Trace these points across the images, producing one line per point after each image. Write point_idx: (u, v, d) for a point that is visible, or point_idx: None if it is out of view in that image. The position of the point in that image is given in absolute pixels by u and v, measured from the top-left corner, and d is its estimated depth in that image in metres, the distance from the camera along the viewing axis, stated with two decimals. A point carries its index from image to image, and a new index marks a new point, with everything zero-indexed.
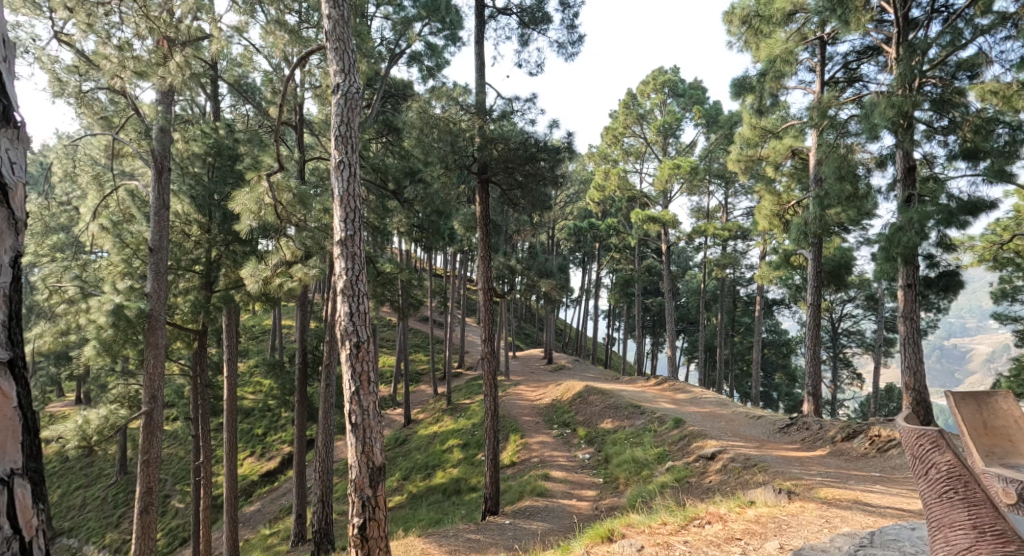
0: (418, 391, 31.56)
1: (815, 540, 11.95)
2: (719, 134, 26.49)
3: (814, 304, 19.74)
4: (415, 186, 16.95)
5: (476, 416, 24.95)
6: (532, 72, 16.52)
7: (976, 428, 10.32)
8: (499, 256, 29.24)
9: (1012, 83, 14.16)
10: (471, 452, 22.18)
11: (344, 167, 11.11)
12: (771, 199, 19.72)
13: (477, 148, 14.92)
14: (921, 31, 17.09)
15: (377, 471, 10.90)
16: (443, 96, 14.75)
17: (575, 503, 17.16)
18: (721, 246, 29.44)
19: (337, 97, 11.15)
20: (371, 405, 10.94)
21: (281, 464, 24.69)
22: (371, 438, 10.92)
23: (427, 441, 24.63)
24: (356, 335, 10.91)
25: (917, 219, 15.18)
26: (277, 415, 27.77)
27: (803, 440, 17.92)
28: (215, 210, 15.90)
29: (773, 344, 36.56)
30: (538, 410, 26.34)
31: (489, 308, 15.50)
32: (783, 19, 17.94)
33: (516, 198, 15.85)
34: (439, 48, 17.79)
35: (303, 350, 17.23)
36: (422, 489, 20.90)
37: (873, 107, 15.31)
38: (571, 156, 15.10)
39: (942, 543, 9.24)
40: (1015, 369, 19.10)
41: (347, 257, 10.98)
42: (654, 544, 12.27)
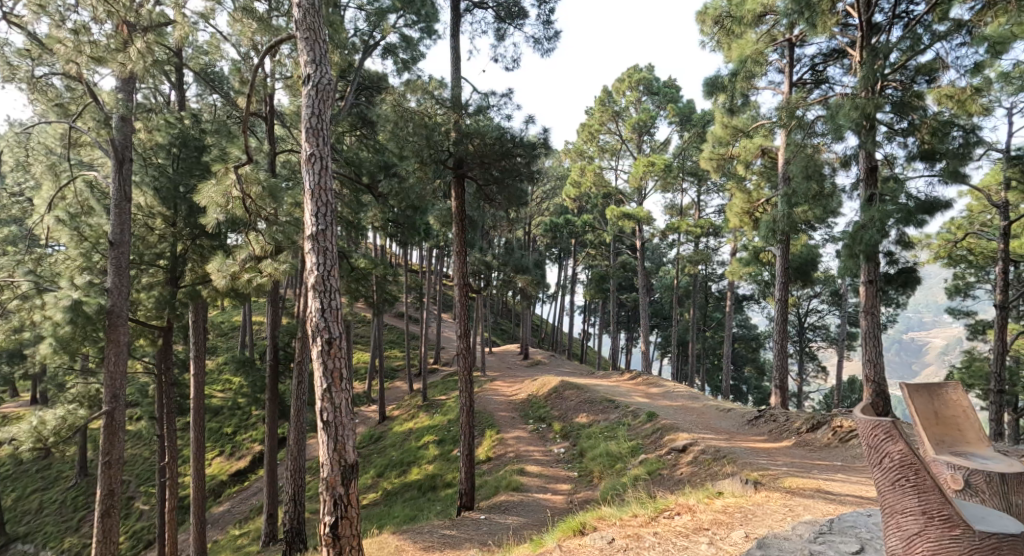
0: (394, 387, 31.81)
1: (779, 528, 12.43)
2: (692, 133, 27.08)
3: (782, 300, 20.22)
4: (390, 181, 17.13)
5: (452, 412, 25.25)
6: (508, 68, 16.51)
7: (928, 418, 10.70)
8: (475, 252, 29.62)
9: (967, 87, 14.62)
10: (445, 448, 22.48)
11: (316, 161, 11.34)
12: (741, 197, 20.25)
13: (453, 142, 15.16)
14: (884, 35, 17.64)
15: (350, 469, 11.15)
16: (419, 90, 15.03)
17: (550, 497, 17.52)
18: (693, 242, 29.94)
19: (309, 89, 11.37)
20: (343, 403, 11.20)
21: (252, 462, 24.85)
22: (344, 435, 11.19)
23: (403, 438, 24.90)
24: (328, 331, 11.16)
25: (878, 218, 15.83)
26: (247, 413, 27.94)
27: (770, 432, 18.43)
28: (181, 203, 16.01)
29: (743, 339, 37.33)
30: (514, 405, 26.69)
31: (465, 303, 15.75)
32: (753, 19, 18.41)
33: (492, 193, 16.20)
34: (414, 41, 18.02)
35: (275, 347, 17.41)
36: (397, 486, 21.17)
37: (838, 109, 15.83)
38: (546, 152, 15.44)
39: (894, 528, 9.68)
40: (966, 361, 19.80)
41: (320, 253, 11.23)
42: (625, 536, 12.66)
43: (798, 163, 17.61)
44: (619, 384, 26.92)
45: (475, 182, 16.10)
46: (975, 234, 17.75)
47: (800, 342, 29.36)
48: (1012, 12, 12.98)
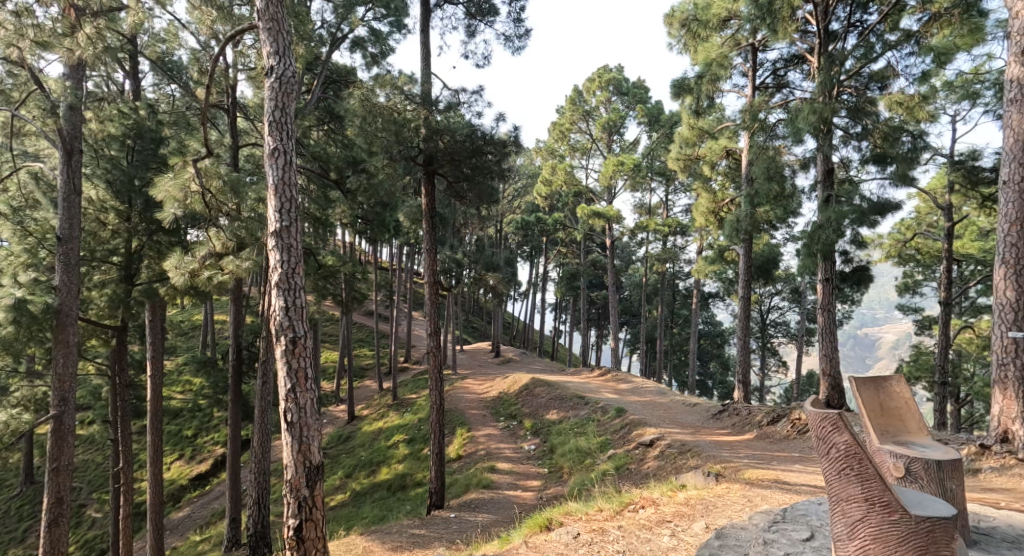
0: (363, 387, 32.11)
1: (737, 518, 13.00)
2: (660, 133, 27.78)
3: (744, 296, 20.94)
4: (358, 177, 17.23)
5: (421, 411, 25.67)
6: (478, 64, 16.96)
7: (874, 410, 11.38)
8: (445, 250, 29.94)
9: (916, 94, 15.35)
10: (415, 447, 22.89)
11: (279, 155, 11.68)
12: (706, 197, 20.90)
13: (422, 139, 15.56)
14: (840, 42, 18.42)
15: (315, 470, 11.52)
16: (388, 85, 15.34)
17: (519, 494, 18.01)
18: (661, 241, 30.66)
19: (272, 81, 11.67)
20: (308, 404, 11.55)
21: (213, 466, 25.03)
22: (309, 437, 11.54)
23: (371, 438, 25.26)
24: (293, 330, 11.52)
25: (835, 219, 16.54)
26: (208, 415, 28.11)
27: (732, 425, 19.17)
28: (136, 198, 16.29)
29: (708, 336, 38.33)
30: (485, 402, 27.26)
31: (435, 301, 16.15)
32: (718, 23, 19.23)
33: (462, 191, 16.68)
34: (383, 35, 18.41)
35: (238, 347, 17.62)
36: (366, 486, 21.54)
37: (798, 113, 16.55)
38: (516, 150, 15.99)
39: (840, 515, 10.05)
40: (915, 356, 20.71)
41: (283, 250, 11.57)
42: (591, 530, 13.21)
43: (761, 165, 18.38)
44: (588, 382, 27.46)
45: (445, 178, 16.45)
46: (923, 234, 18.60)
47: (762, 339, 30.21)
48: (955, 24, 13.40)
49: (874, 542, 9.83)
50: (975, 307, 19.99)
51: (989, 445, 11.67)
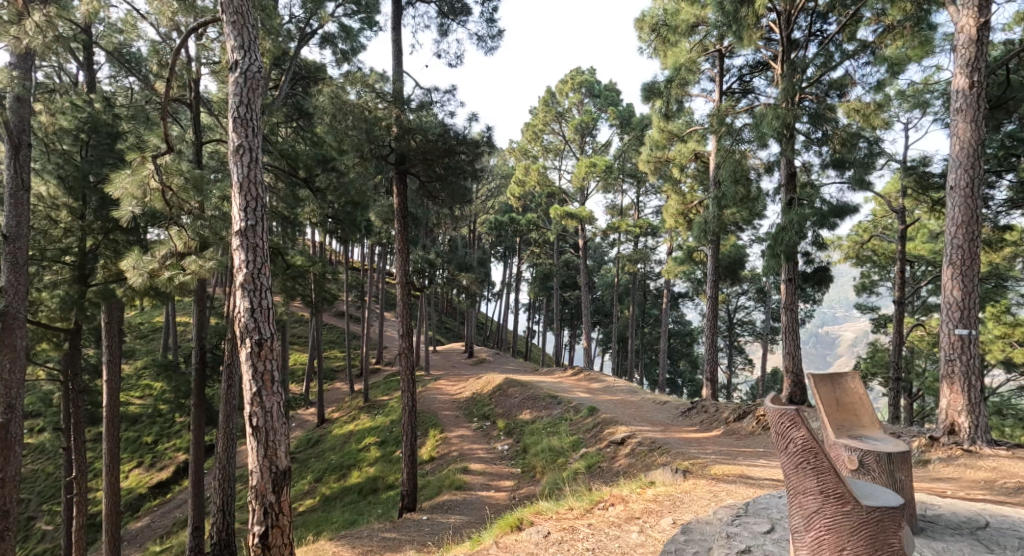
0: (333, 389, 32.33)
1: (703, 513, 13.51)
2: (632, 135, 28.39)
3: (712, 297, 21.37)
4: (328, 175, 17.55)
5: (393, 413, 26.02)
6: (452, 63, 17.26)
7: (830, 404, 11.90)
8: (418, 250, 30.18)
9: (872, 102, 15.96)
10: (387, 450, 23.24)
11: (244, 152, 11.64)
12: (676, 199, 21.47)
13: (394, 137, 15.83)
14: (802, 50, 19.10)
15: (281, 475, 11.53)
16: (358, 82, 15.52)
17: (491, 494, 18.45)
18: (633, 242, 31.28)
19: (236, 76, 11.66)
20: (274, 406, 11.58)
21: (174, 473, 24.84)
22: (275, 441, 11.57)
23: (342, 441, 25.52)
24: (259, 332, 11.55)
25: (796, 221, 17.13)
26: (169, 420, 27.94)
27: (700, 423, 19.75)
28: (91, 195, 16.38)
29: (678, 335, 39.15)
30: (458, 403, 27.64)
31: (406, 301, 16.50)
32: (687, 29, 19.60)
33: (435, 191, 17.04)
34: (353, 32, 18.72)
35: (201, 350, 17.27)
36: (336, 490, 21.77)
37: (762, 118, 17.06)
38: (489, 150, 16.44)
39: (797, 507, 10.21)
40: (872, 354, 21.52)
41: (249, 249, 11.58)
42: (560, 529, 13.60)
43: (728, 168, 18.91)
44: (561, 382, 27.86)
45: (418, 178, 16.83)
46: (879, 236, 19.40)
47: (729, 338, 31.00)
48: (907, 36, 13.90)
49: (828, 533, 9.99)
50: (926, 306, 20.85)
51: (937, 436, 12.31)
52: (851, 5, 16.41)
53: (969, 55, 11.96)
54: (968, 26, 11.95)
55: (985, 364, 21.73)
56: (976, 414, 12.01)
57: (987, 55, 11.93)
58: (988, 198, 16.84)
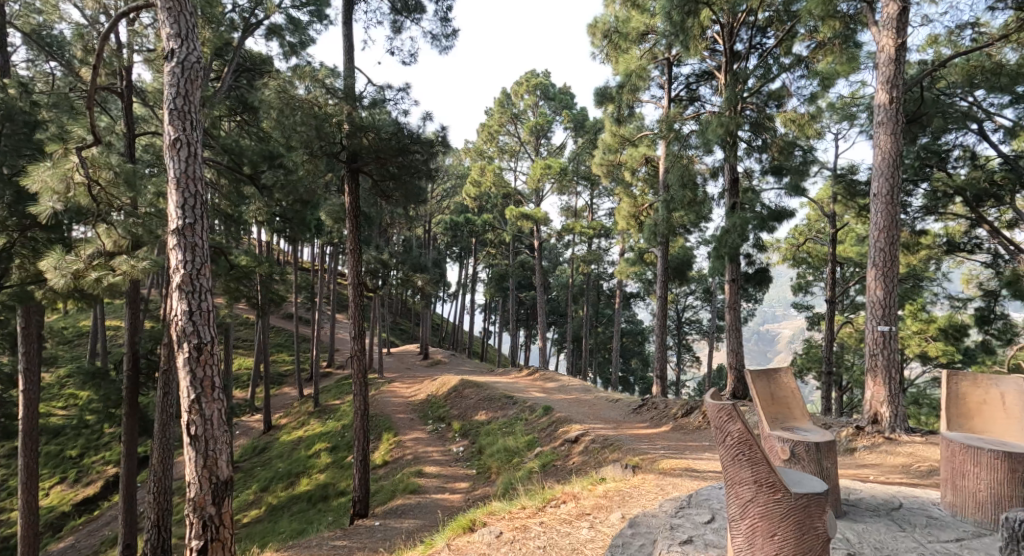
0: (280, 395, 32.41)
1: (650, 506, 13.78)
2: (586, 138, 29.24)
3: (662, 296, 22.21)
4: (274, 171, 17.79)
5: (345, 418, 26.41)
6: (405, 61, 17.08)
7: (765, 399, 12.65)
8: (371, 250, 30.40)
9: (805, 113, 16.91)
10: (337, 456, 23.58)
11: (182, 146, 11.53)
12: (628, 202, 22.22)
13: (345, 135, 16.07)
14: (744, 62, 20.08)
15: (222, 486, 11.43)
16: (307, 77, 15.72)
17: (448, 496, 18.95)
18: (586, 243, 32.15)
19: (173, 65, 11.54)
20: (214, 413, 11.47)
21: (102, 488, 23.54)
22: (215, 451, 11.44)
23: (290, 447, 25.73)
24: (198, 336, 11.43)
25: (739, 224, 18.09)
26: (97, 431, 26.88)
27: (651, 419, 20.59)
28: (7, 189, 15.33)
29: (630, 333, 40.28)
30: (412, 406, 28.10)
31: (359, 302, 16.99)
32: (638, 37, 20.52)
33: (390, 190, 17.48)
34: (301, 26, 19.03)
35: (133, 355, 16.60)
36: (283, 500, 21.86)
37: (707, 125, 17.89)
38: (444, 150, 16.85)
39: (733, 498, 10.28)
40: (807, 351, 22.72)
41: (187, 249, 11.45)
42: (513, 528, 13.57)
43: (676, 172, 19.80)
44: (516, 381, 28.60)
45: (371, 177, 17.29)
46: (812, 239, 20.50)
47: (678, 336, 32.09)
48: (837, 53, 14.84)
49: (762, 521, 10.09)
50: (854, 304, 22.06)
51: (863, 426, 13.29)
52: (788, 20, 17.71)
53: (889, 72, 12.93)
54: (887, 46, 12.93)
55: (905, 356, 23.11)
56: (896, 405, 13.03)
57: (903, 73, 12.94)
58: (905, 205, 18.15)
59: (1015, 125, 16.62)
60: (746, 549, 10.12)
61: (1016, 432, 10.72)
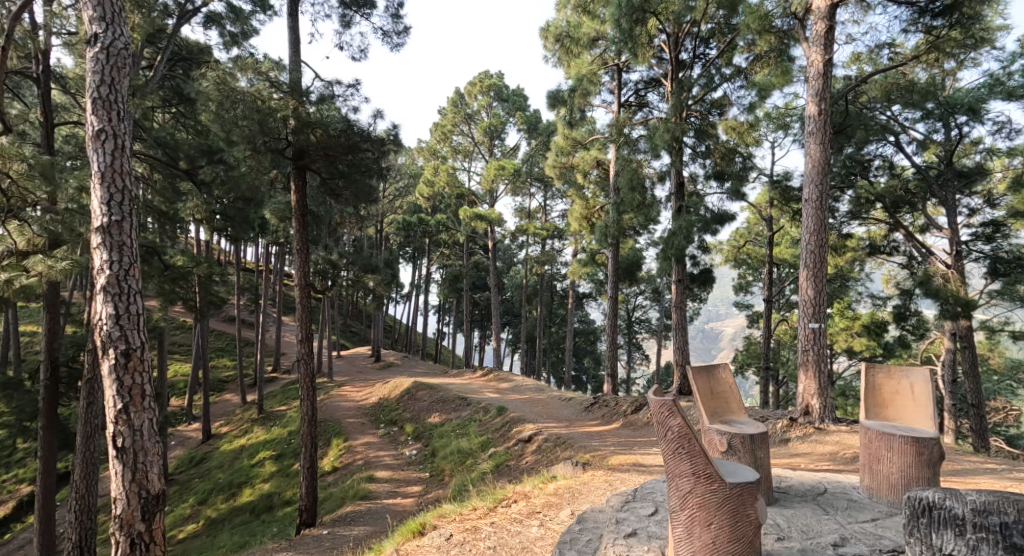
0: (222, 401, 32.18)
1: (599, 502, 14.43)
2: (539, 140, 29.88)
3: (613, 297, 22.85)
4: (213, 168, 17.98)
5: (291, 424, 26.59)
6: (356, 57, 17.29)
7: (706, 393, 13.36)
8: (320, 250, 30.49)
9: (745, 122, 17.85)
10: (282, 465, 23.59)
11: (106, 137, 11.67)
12: (580, 203, 22.91)
13: (292, 131, 15.76)
14: (689, 70, 20.91)
15: (153, 500, 11.60)
16: (250, 69, 15.30)
17: (399, 502, 19.10)
18: (540, 244, 32.78)
19: (96, 50, 11.67)
20: (143, 423, 11.63)
21: (15, 510, 22.90)
22: (146, 466, 11.62)
23: (231, 458, 25.62)
24: (126, 341, 11.59)
25: (685, 227, 18.85)
26: (14, 446, 26.11)
27: (602, 416, 21.30)
28: None
29: (582, 334, 41.10)
30: (365, 410, 28.32)
31: (307, 304, 17.25)
32: (588, 42, 21.18)
33: (339, 188, 17.26)
34: (244, 15, 19.03)
35: (51, 365, 16.31)
36: (223, 513, 21.65)
37: (655, 131, 18.56)
38: (395, 148, 16.69)
39: (675, 491, 10.79)
40: (748, 350, 23.66)
41: (113, 248, 11.62)
42: (462, 530, 14.00)
43: (626, 175, 20.47)
44: (470, 382, 29.09)
45: (319, 175, 16.92)
46: (752, 242, 21.47)
47: (628, 335, 32.88)
48: (773, 66, 15.66)
49: (699, 511, 10.63)
50: (790, 304, 23.05)
51: (795, 417, 14.17)
52: (729, 33, 18.74)
53: (818, 86, 13.79)
54: (817, 61, 13.79)
55: (833, 351, 24.24)
56: (825, 397, 13.95)
57: (831, 87, 13.80)
58: (834, 211, 19.23)
59: (927, 139, 17.72)
60: (684, 539, 10.61)
61: (925, 419, 11.58)
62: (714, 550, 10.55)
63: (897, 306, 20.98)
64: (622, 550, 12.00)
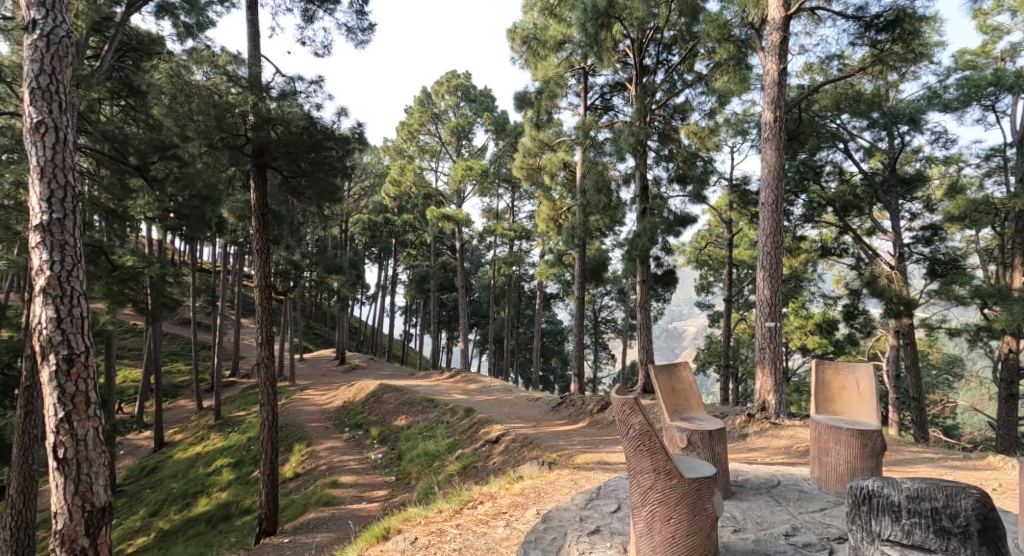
0: (175, 408, 31.90)
1: (564, 501, 14.81)
2: (507, 141, 30.23)
3: (580, 297, 23.21)
4: (166, 164, 17.67)
5: (249, 431, 26.61)
6: (317, 51, 16.71)
7: (667, 391, 13.83)
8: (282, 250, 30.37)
9: (706, 127, 18.38)
10: (240, 472, 23.56)
11: (45, 130, 11.76)
12: (548, 205, 23.28)
13: (251, 127, 15.83)
14: (653, 74, 21.41)
15: (97, 513, 11.71)
16: (205, 62, 15.33)
17: (364, 506, 19.22)
18: (508, 245, 33.13)
19: (35, 37, 11.77)
20: (86, 433, 11.73)
21: None
22: (90, 478, 11.72)
23: (184, 467, 25.48)
24: (68, 346, 11.68)
25: (649, 228, 19.29)
26: None
27: (569, 415, 21.73)
28: None
29: (550, 334, 41.56)
30: (330, 414, 28.39)
31: (267, 306, 17.40)
32: (555, 45, 21.54)
33: (302, 188, 17.28)
34: (200, 7, 18.99)
35: None
36: (176, 524, 21.49)
37: (619, 135, 18.98)
38: (359, 146, 16.75)
39: (637, 488, 11.11)
40: (709, 348, 24.29)
41: (54, 248, 11.70)
42: (427, 533, 14.28)
43: (592, 178, 20.91)
44: (438, 383, 29.35)
45: (280, 173, 16.92)
46: (713, 244, 22.08)
47: (595, 334, 33.31)
48: (732, 73, 16.22)
49: (660, 506, 10.95)
50: (748, 303, 23.66)
51: (753, 413, 14.74)
52: (691, 40, 19.33)
53: (773, 94, 14.32)
54: (772, 71, 14.35)
55: (788, 349, 24.97)
56: (781, 392, 14.54)
57: (785, 95, 14.36)
58: (789, 214, 19.88)
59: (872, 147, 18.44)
60: (645, 533, 10.95)
61: (868, 412, 12.15)
62: (674, 544, 10.89)
63: (846, 306, 21.62)
64: (585, 547, 12.34)
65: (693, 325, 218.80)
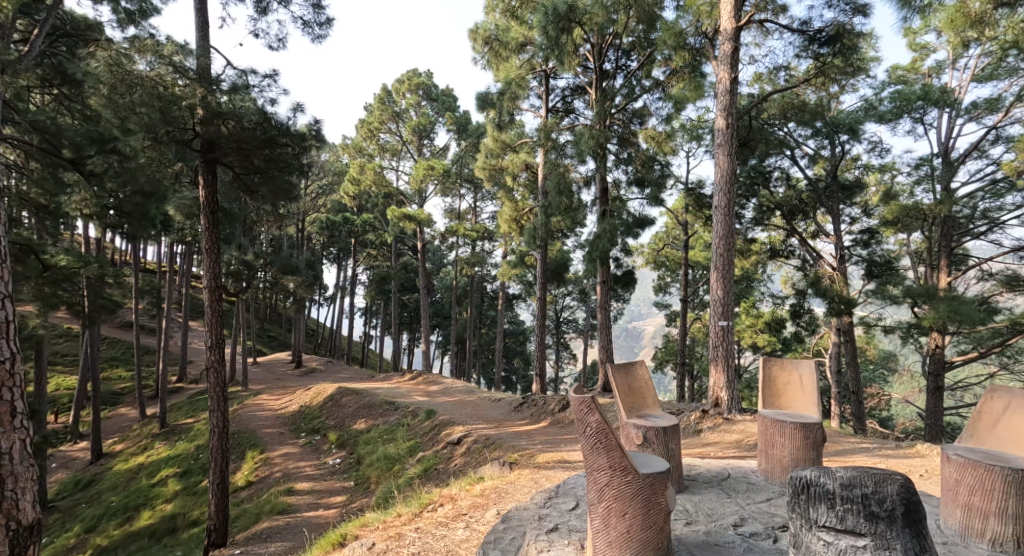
0: (115, 417, 31.53)
1: (523, 502, 15.19)
2: (469, 141, 30.54)
3: (541, 297, 23.60)
4: (105, 158, 17.71)
5: (196, 439, 26.54)
6: (272, 45, 17.03)
7: (624, 390, 14.27)
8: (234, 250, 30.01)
9: (663, 132, 18.91)
10: (188, 483, 23.42)
11: None
12: (509, 206, 23.61)
13: (201, 121, 15.77)
14: (612, 78, 21.91)
15: (23, 532, 11.73)
16: (148, 51, 15.19)
17: (322, 513, 19.35)
18: (470, 246, 33.44)
19: None
20: (12, 445, 11.82)
21: None
22: (15, 494, 11.77)
23: (126, 478, 25.20)
24: None
25: (610, 230, 19.71)
26: None
27: (531, 415, 22.10)
28: None
29: (513, 334, 41.98)
30: (289, 418, 28.38)
31: (215, 308, 17.36)
32: (517, 46, 21.90)
33: (255, 185, 17.48)
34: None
35: None
36: (115, 539, 21.17)
37: (580, 137, 19.43)
38: (315, 144, 17.04)
39: (593, 484, 11.53)
40: (665, 346, 24.90)
41: None
42: (385, 538, 14.57)
43: (553, 180, 21.37)
44: (400, 385, 29.55)
45: (232, 169, 17.08)
46: (670, 245, 22.70)
47: (557, 334, 33.73)
48: (686, 79, 16.75)
49: (615, 502, 11.35)
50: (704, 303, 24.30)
51: (707, 409, 15.28)
52: (648, 47, 19.88)
53: (725, 101, 14.88)
54: (724, 79, 14.88)
55: (739, 347, 25.69)
56: (732, 388, 15.12)
57: (736, 102, 14.92)
58: (740, 217, 20.53)
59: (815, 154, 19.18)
60: (601, 530, 11.34)
61: (810, 406, 12.75)
62: (628, 539, 11.30)
63: (792, 306, 22.25)
64: (543, 545, 12.75)
65: (651, 325, 221.90)
